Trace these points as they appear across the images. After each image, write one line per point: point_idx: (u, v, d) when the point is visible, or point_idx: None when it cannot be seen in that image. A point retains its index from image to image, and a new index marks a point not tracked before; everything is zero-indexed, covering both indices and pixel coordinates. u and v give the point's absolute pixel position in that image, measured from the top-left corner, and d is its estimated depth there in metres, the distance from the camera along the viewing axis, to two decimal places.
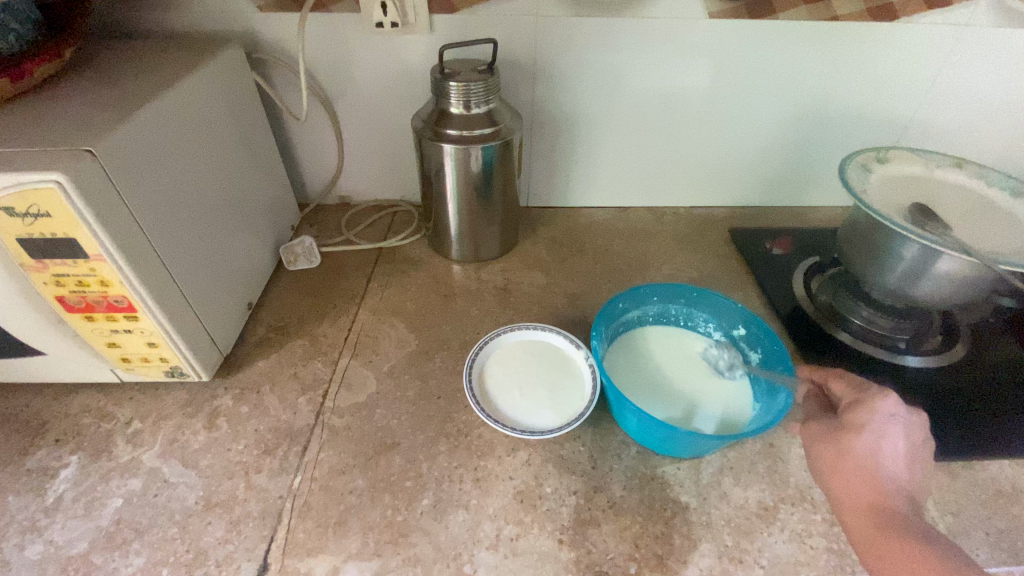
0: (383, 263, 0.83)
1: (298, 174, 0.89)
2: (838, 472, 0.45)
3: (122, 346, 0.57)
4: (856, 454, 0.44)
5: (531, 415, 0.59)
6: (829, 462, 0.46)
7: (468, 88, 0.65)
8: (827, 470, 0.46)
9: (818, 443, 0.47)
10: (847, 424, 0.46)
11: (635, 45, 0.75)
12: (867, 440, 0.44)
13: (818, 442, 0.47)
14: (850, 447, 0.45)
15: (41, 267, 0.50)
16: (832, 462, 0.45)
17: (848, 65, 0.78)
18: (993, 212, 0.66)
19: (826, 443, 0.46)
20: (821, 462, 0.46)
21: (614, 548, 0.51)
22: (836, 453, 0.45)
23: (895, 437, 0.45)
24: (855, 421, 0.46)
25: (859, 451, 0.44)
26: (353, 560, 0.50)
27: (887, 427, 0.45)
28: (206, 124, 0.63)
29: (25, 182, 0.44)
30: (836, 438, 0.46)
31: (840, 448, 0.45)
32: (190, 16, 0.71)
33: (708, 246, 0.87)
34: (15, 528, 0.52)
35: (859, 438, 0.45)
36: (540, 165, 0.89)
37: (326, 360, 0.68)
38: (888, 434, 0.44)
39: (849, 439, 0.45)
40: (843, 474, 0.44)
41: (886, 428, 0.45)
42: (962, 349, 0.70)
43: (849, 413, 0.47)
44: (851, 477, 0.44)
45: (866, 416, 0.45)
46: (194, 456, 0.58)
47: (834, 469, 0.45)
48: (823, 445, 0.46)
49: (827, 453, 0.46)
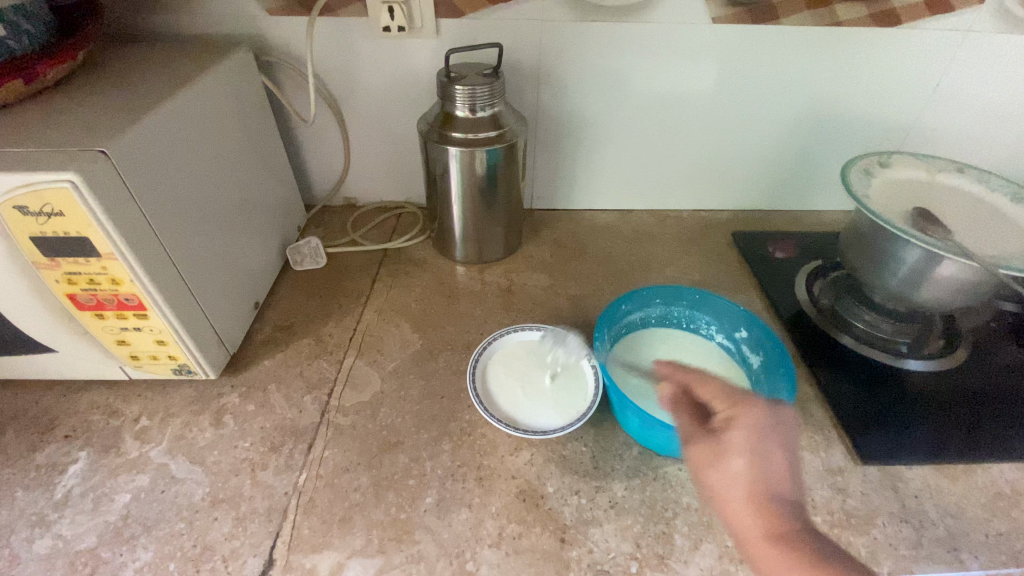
0: (388, 264, 0.84)
1: (304, 175, 0.90)
2: (738, 505, 0.43)
3: (132, 343, 0.58)
4: (746, 481, 0.43)
5: (533, 415, 0.60)
6: (723, 495, 0.44)
7: (472, 92, 0.65)
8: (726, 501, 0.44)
9: (706, 466, 0.45)
10: (725, 443, 0.45)
11: (638, 51, 0.76)
12: (756, 463, 0.43)
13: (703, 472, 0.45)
14: (735, 472, 0.43)
15: (53, 265, 0.50)
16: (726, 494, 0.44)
17: (850, 72, 0.78)
18: (995, 217, 0.66)
19: (712, 465, 0.45)
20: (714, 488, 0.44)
21: (616, 547, 0.51)
22: (730, 483, 0.43)
23: (779, 448, 0.44)
24: (734, 443, 0.44)
25: (746, 477, 0.43)
26: (357, 556, 0.50)
27: (768, 449, 0.44)
28: (216, 126, 0.64)
29: (40, 182, 0.45)
30: (719, 462, 0.45)
31: (734, 473, 0.44)
32: (200, 20, 0.73)
33: (710, 248, 0.88)
34: (25, 522, 0.53)
35: (741, 460, 0.43)
36: (544, 168, 0.89)
37: (331, 359, 0.69)
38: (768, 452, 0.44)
39: (733, 461, 0.44)
40: (743, 509, 0.43)
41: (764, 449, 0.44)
42: (963, 353, 0.70)
43: (725, 435, 0.45)
44: (756, 509, 0.42)
45: (746, 435, 0.44)
46: (201, 453, 0.59)
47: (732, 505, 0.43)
48: (707, 470, 0.45)
49: (716, 483, 0.44)
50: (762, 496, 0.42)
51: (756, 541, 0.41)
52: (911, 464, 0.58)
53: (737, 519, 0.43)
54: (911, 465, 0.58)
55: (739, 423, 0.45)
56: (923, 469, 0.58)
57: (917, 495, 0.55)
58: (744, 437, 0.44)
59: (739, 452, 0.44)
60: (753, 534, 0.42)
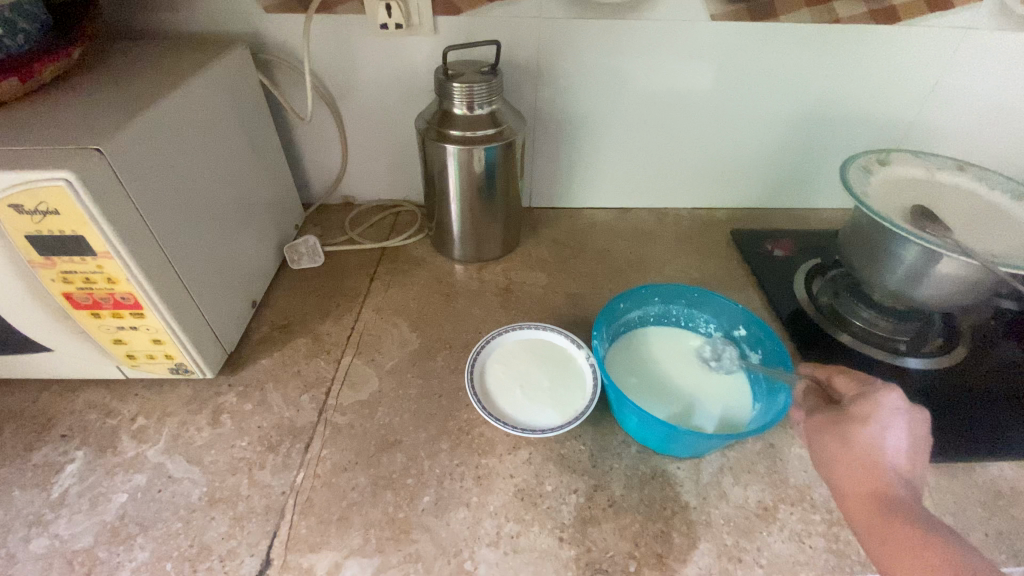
0: (386, 263, 0.83)
1: (302, 173, 0.90)
2: (850, 471, 0.44)
3: (128, 342, 0.58)
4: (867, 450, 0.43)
5: (532, 413, 0.60)
6: (835, 456, 0.45)
7: (470, 89, 0.65)
8: (837, 464, 0.44)
9: (827, 431, 0.46)
10: (850, 412, 0.45)
11: (638, 48, 0.75)
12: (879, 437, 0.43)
13: (823, 436, 0.46)
14: (857, 440, 0.44)
15: (49, 264, 0.50)
16: (839, 456, 0.44)
17: (850, 69, 0.78)
18: (994, 215, 0.66)
19: (831, 431, 0.46)
20: (830, 452, 0.45)
21: (614, 546, 0.51)
22: (847, 449, 0.44)
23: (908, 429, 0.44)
24: (860, 413, 0.45)
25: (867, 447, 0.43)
26: (355, 556, 0.50)
27: (896, 421, 0.44)
28: (212, 124, 0.63)
29: (35, 181, 0.44)
30: (841, 430, 0.45)
31: (853, 441, 0.44)
32: (197, 18, 0.72)
33: (709, 246, 0.88)
34: (21, 522, 0.53)
35: (865, 429, 0.44)
36: (542, 166, 0.89)
37: (328, 358, 0.69)
38: (897, 425, 0.43)
39: (857, 430, 0.44)
40: (851, 470, 0.43)
41: (893, 422, 0.44)
42: (963, 351, 0.70)
43: (852, 406, 0.46)
44: (866, 475, 0.43)
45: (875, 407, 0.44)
46: (198, 452, 0.59)
47: (843, 467, 0.44)
48: (826, 434, 0.46)
49: (833, 446, 0.45)
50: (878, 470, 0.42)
51: (862, 501, 0.42)
52: None
53: (843, 481, 0.44)
54: None
55: (867, 400, 0.45)
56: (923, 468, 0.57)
57: None
58: (872, 410, 0.44)
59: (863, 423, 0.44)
60: (862, 498, 0.42)
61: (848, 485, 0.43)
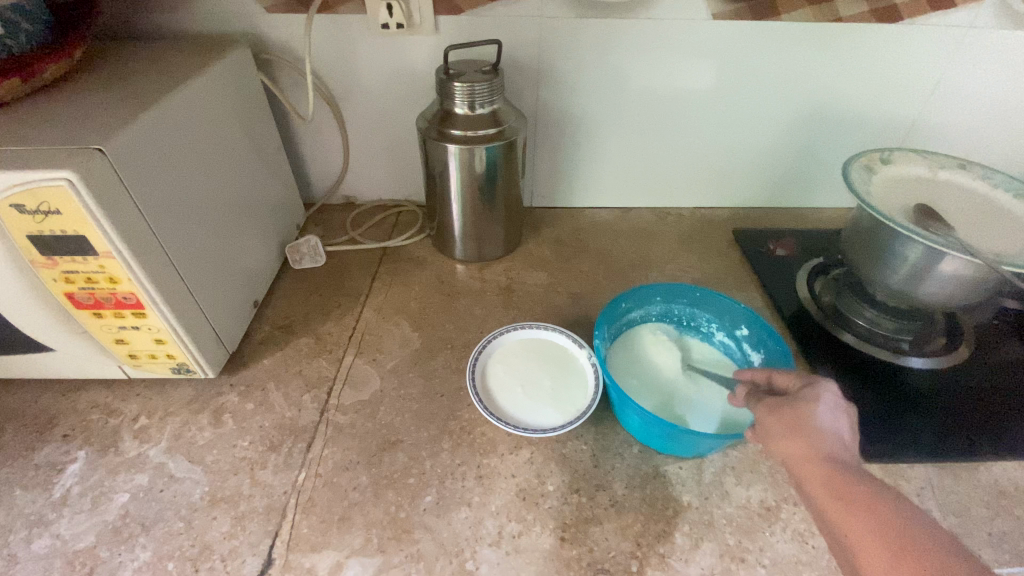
0: (387, 263, 0.83)
1: (303, 173, 0.90)
2: (795, 445, 0.40)
3: (131, 342, 0.58)
4: (808, 423, 0.41)
5: (533, 412, 0.60)
6: (780, 431, 0.41)
7: (472, 89, 0.65)
8: (781, 438, 0.41)
9: (770, 411, 0.43)
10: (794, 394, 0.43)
11: (639, 47, 0.75)
12: (818, 412, 0.41)
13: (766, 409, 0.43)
14: (799, 415, 0.41)
15: (51, 264, 0.50)
16: (785, 427, 0.41)
17: (852, 68, 0.78)
18: (998, 213, 0.66)
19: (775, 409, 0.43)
20: (774, 432, 0.42)
21: (616, 546, 0.51)
22: (792, 424, 0.41)
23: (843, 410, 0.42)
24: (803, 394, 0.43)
25: (811, 421, 0.41)
26: (357, 555, 0.50)
27: (833, 401, 0.42)
28: (214, 124, 0.63)
29: (36, 180, 0.44)
30: (783, 408, 0.42)
31: (794, 417, 0.41)
32: (198, 18, 0.72)
33: (711, 245, 0.88)
34: (23, 522, 0.53)
35: (807, 407, 0.42)
36: (544, 166, 0.89)
37: (330, 358, 0.69)
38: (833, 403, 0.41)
39: (797, 407, 0.42)
40: (799, 437, 0.40)
41: (831, 403, 0.42)
42: (966, 351, 0.70)
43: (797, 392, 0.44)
44: (811, 446, 0.39)
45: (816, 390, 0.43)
46: (199, 452, 0.59)
47: (789, 436, 0.41)
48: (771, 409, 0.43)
49: (778, 417, 0.42)
50: (820, 440, 0.39)
51: (809, 470, 0.39)
52: (913, 462, 0.57)
53: (789, 455, 0.40)
54: (913, 463, 0.57)
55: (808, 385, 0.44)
56: (925, 467, 0.57)
57: (920, 493, 0.55)
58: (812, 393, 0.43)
59: (802, 402, 0.42)
60: (810, 466, 0.39)
61: (795, 458, 0.40)
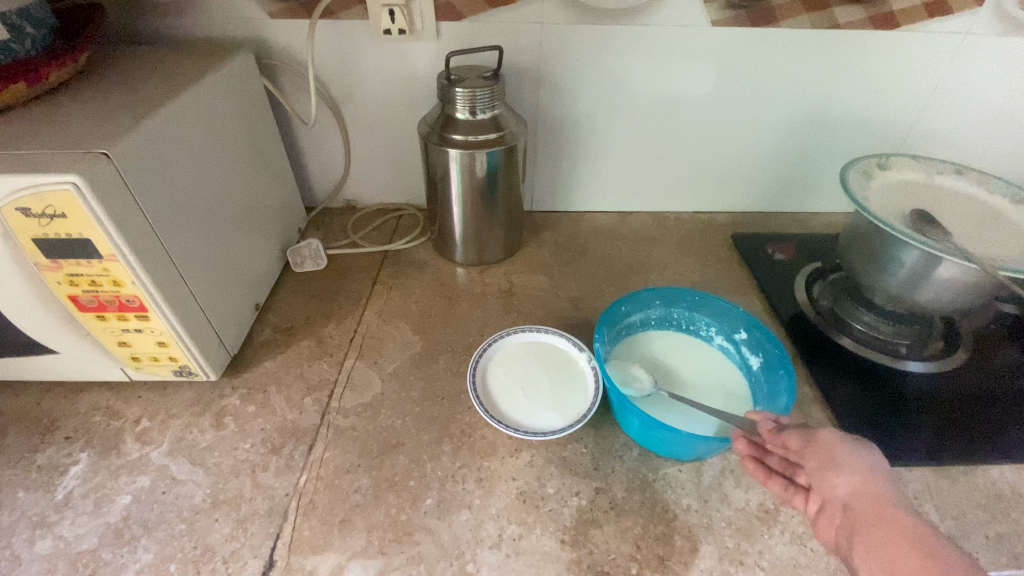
0: (388, 266, 0.84)
1: (305, 177, 0.90)
2: (861, 486, 0.40)
3: (133, 345, 0.58)
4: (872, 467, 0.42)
5: (533, 416, 0.60)
6: (840, 468, 0.42)
7: (473, 95, 0.66)
8: (842, 476, 0.41)
9: (830, 442, 0.43)
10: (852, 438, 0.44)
11: (640, 53, 0.76)
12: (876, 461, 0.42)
13: (829, 446, 0.43)
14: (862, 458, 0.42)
15: (55, 267, 0.51)
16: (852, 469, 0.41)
17: (849, 75, 0.79)
18: (995, 219, 0.66)
19: (836, 441, 0.43)
20: (830, 463, 0.42)
21: (616, 548, 0.51)
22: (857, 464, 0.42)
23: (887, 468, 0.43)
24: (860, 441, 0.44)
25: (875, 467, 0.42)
26: (358, 557, 0.50)
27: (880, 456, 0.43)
28: (217, 129, 0.64)
29: (42, 184, 0.45)
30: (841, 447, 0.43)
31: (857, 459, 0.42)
32: (202, 23, 0.73)
33: (710, 250, 0.88)
34: (26, 523, 0.53)
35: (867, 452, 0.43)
36: (544, 171, 0.90)
37: (332, 360, 0.69)
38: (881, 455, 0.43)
39: (857, 449, 0.43)
40: (866, 482, 0.41)
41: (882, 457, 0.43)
42: (962, 355, 0.70)
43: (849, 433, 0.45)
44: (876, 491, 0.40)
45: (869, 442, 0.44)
46: (201, 454, 0.59)
47: (851, 476, 0.41)
48: (836, 445, 0.43)
49: (844, 456, 0.42)
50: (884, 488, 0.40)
51: (877, 511, 0.39)
52: (911, 465, 0.58)
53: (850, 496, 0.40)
54: (910, 467, 0.58)
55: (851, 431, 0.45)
56: (923, 471, 0.57)
57: (918, 496, 0.55)
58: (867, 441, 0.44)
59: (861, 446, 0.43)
60: (877, 506, 0.39)
61: (857, 497, 0.40)
